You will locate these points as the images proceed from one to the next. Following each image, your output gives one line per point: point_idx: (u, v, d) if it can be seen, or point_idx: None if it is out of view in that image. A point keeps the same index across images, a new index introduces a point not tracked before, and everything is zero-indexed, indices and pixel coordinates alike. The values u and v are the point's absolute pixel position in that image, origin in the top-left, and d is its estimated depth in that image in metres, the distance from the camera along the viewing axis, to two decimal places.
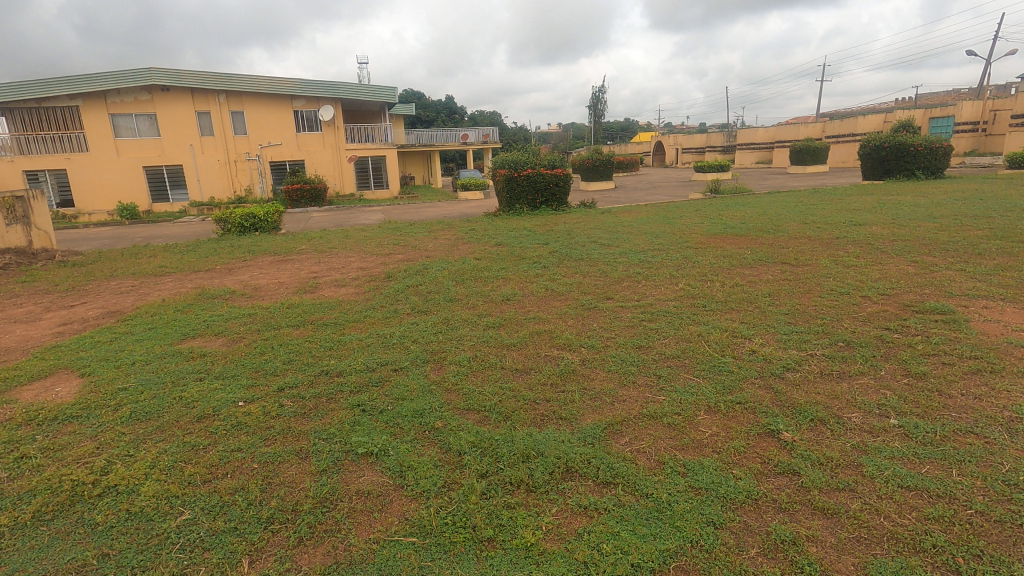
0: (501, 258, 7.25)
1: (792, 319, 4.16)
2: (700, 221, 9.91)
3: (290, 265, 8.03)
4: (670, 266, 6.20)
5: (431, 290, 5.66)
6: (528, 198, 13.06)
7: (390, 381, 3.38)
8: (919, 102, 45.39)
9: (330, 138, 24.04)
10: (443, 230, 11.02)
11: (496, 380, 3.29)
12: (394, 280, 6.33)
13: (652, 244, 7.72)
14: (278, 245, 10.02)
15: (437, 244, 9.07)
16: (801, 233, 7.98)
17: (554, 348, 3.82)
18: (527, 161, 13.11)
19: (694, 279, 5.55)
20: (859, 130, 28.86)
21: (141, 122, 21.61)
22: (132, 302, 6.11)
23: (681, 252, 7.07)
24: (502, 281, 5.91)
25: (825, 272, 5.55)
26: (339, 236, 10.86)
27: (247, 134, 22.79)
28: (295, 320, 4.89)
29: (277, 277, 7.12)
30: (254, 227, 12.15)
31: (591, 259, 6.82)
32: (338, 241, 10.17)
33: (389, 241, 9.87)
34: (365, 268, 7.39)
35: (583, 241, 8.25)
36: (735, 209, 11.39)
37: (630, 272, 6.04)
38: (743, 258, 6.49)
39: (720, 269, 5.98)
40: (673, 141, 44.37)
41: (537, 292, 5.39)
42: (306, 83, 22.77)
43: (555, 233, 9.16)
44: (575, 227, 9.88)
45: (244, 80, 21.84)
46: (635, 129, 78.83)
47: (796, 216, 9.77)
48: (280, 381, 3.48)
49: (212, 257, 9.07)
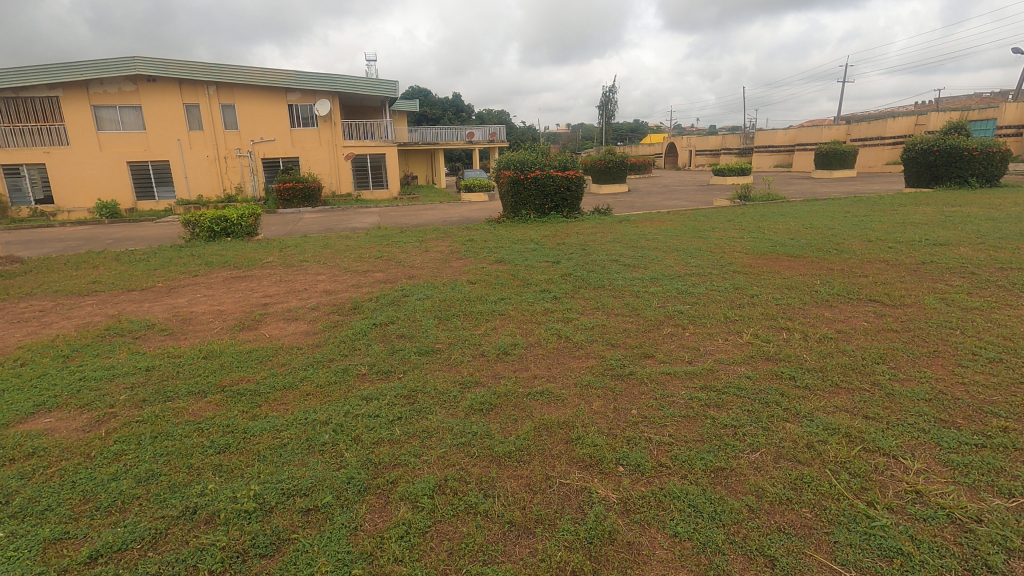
0: (500, 282, 5.80)
1: (945, 415, 2.66)
2: (738, 234, 8.48)
3: (242, 284, 6.60)
4: (722, 303, 4.71)
5: (401, 334, 4.20)
6: (535, 204, 11.61)
7: (290, 548, 1.92)
8: (943, 106, 43.84)
9: (326, 135, 22.62)
10: (438, 239, 9.59)
11: (473, 562, 1.82)
12: (361, 313, 4.91)
13: (688, 266, 6.26)
14: (244, 255, 8.61)
15: (426, 259, 7.67)
16: (872, 254, 6.51)
17: (574, 466, 2.36)
18: (535, 161, 11.65)
19: (761, 326, 4.06)
20: (887, 133, 27.25)
21: (126, 115, 20.35)
22: (18, 339, 4.69)
23: (727, 279, 5.61)
24: (501, 320, 4.47)
25: (944, 319, 4.05)
26: (317, 245, 9.44)
27: (238, 129, 21.45)
28: (202, 383, 3.45)
29: (220, 302, 5.71)
30: (225, 232, 10.79)
31: (615, 289, 5.34)
32: (313, 252, 8.77)
33: (372, 252, 8.45)
34: (333, 291, 5.96)
35: (602, 260, 6.80)
36: (775, 219, 9.90)
37: (669, 310, 4.58)
38: (815, 290, 5.02)
39: (789, 308, 4.50)
40: (686, 143, 43.02)
41: (547, 341, 3.94)
42: (300, 75, 21.39)
43: (568, 248, 7.77)
44: (590, 239, 8.47)
45: (235, 71, 20.53)
46: (646, 129, 77.14)
47: (852, 230, 8.31)
48: (107, 535, 2.03)
49: (160, 271, 7.67)
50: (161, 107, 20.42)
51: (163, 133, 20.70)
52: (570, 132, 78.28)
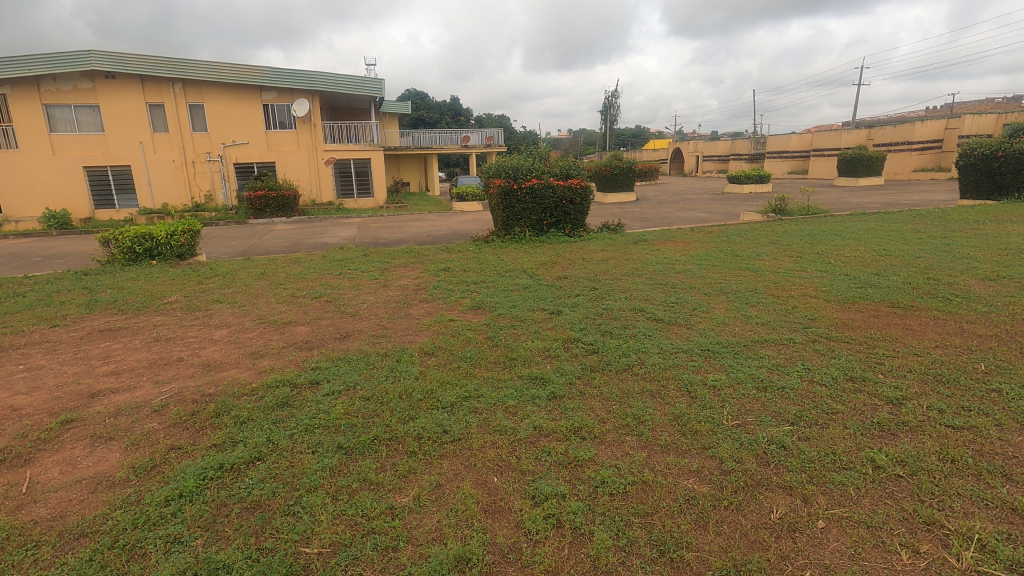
0: (471, 356, 3.77)
1: None
2: (793, 265, 6.50)
3: (100, 345, 4.56)
4: (848, 425, 2.64)
5: (252, 510, 2.15)
6: (531, 219, 9.58)
7: None
8: (958, 110, 42.12)
9: (305, 137, 20.64)
10: (407, 266, 7.60)
11: None
12: (220, 429, 2.87)
13: (751, 325, 4.25)
14: (148, 291, 6.59)
15: (379, 301, 5.67)
16: (1015, 304, 4.49)
17: None
18: (531, 168, 9.64)
19: (974, 508, 2.00)
20: (915, 138, 25.35)
21: (81, 115, 18.39)
22: None
23: (824, 355, 3.58)
24: (451, 467, 2.43)
25: None
26: (251, 274, 7.43)
27: (207, 131, 19.50)
28: None
29: (31, 390, 3.64)
30: (150, 254, 8.81)
31: (652, 378, 3.31)
32: (240, 285, 6.75)
33: (315, 287, 6.45)
34: (216, 368, 3.91)
35: (621, 310, 4.79)
36: (833, 242, 7.92)
37: (762, 440, 2.54)
38: (993, 387, 2.98)
39: (987, 443, 2.44)
40: (691, 149, 41.16)
41: (537, 551, 1.88)
42: (276, 72, 19.45)
43: (573, 285, 5.78)
44: (601, 272, 6.47)
45: (203, 67, 18.61)
46: (649, 135, 75.37)
47: (949, 260, 6.32)
48: None
49: (17, 317, 5.63)
50: (121, 106, 18.49)
51: (123, 136, 18.75)
52: (572, 137, 76.18)
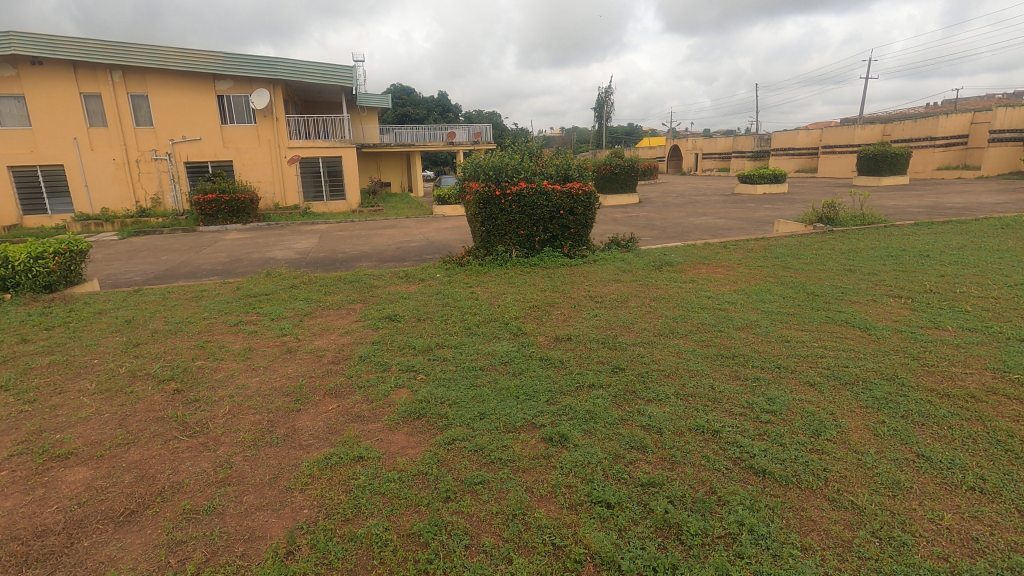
0: None
1: None
2: (909, 316, 4.29)
3: None
4: None
5: None
6: (518, 234, 7.35)
7: None
8: (966, 107, 40.28)
9: (267, 133, 18.27)
10: (341, 307, 5.37)
11: None
12: None
13: (974, 504, 2.01)
14: None
15: (260, 391, 3.41)
16: None
17: None
18: (518, 167, 7.40)
19: None
20: (938, 133, 23.22)
21: (3, 106, 15.93)
22: None
23: None
24: None
25: None
26: (115, 322, 5.15)
27: (153, 126, 17.13)
28: None
29: None
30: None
31: None
32: (78, 346, 4.46)
33: (180, 355, 4.15)
34: None
35: (680, 439, 2.53)
36: (932, 270, 5.73)
37: None
38: None
39: None
40: (690, 146, 39.04)
41: None
42: (231, 58, 17.07)
43: (578, 361, 3.53)
44: (618, 327, 4.23)
45: (145, 52, 16.23)
46: (644, 132, 73.33)
47: None
48: None
49: None
50: (50, 96, 16.08)
51: (53, 131, 16.33)
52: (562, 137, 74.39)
